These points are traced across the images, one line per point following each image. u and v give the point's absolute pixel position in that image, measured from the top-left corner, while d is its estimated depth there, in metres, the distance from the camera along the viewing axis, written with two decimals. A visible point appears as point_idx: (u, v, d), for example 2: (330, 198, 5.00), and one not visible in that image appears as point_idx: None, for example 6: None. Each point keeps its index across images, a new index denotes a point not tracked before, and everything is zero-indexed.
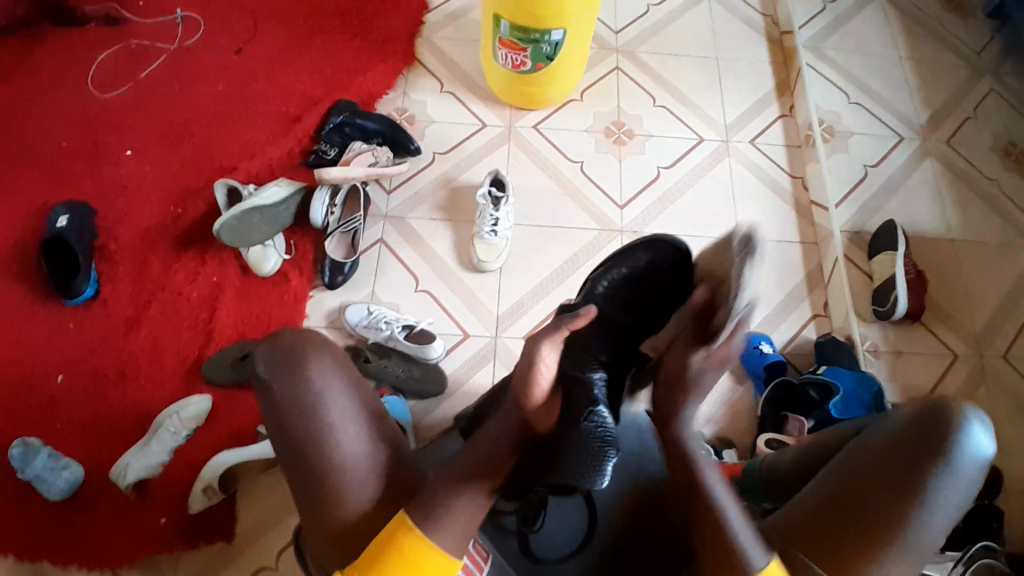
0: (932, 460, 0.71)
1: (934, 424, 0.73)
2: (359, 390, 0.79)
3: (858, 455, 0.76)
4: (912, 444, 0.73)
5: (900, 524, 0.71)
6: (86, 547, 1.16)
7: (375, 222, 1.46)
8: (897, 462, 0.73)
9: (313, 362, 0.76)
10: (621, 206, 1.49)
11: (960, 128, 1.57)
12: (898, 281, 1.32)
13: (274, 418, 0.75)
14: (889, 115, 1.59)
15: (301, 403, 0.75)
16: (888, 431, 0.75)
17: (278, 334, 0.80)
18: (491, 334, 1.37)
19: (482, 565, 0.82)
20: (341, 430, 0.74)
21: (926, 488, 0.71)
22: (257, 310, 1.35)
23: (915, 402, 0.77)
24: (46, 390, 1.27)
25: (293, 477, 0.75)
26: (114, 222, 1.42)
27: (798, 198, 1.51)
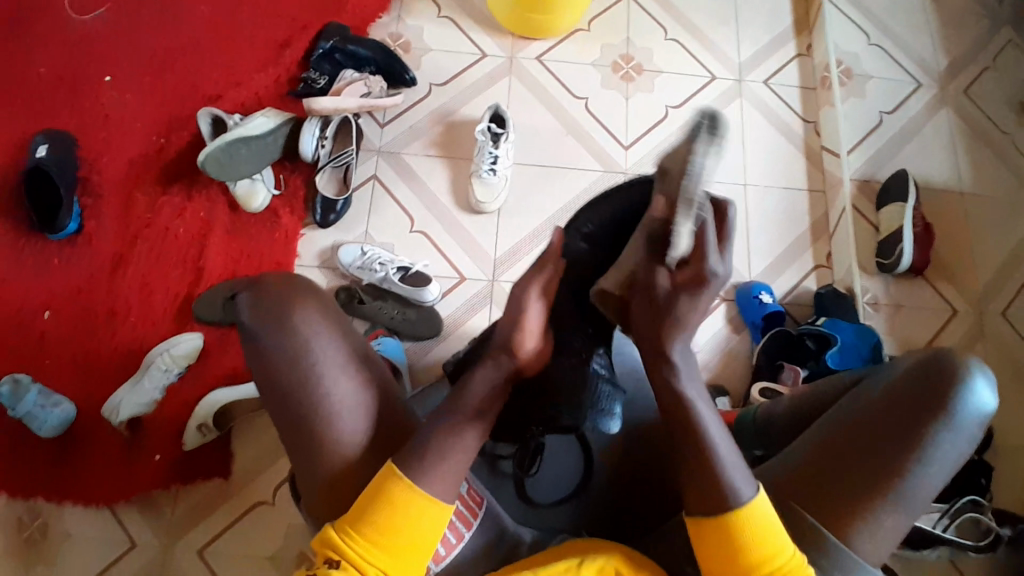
0: (932, 411, 0.72)
1: (936, 375, 0.73)
2: (350, 341, 0.76)
3: (860, 402, 0.76)
4: (913, 395, 0.73)
5: (899, 471, 0.71)
6: (83, 484, 1.17)
7: (367, 157, 1.40)
8: (897, 409, 0.73)
9: (303, 317, 0.74)
10: (626, 147, 1.44)
11: (981, 75, 1.50)
12: (905, 235, 1.29)
13: (268, 373, 0.73)
14: (909, 58, 1.52)
15: (295, 360, 0.72)
16: (891, 379, 0.76)
17: (269, 285, 0.77)
18: (488, 278, 1.34)
19: (477, 509, 0.83)
20: (335, 388, 0.72)
21: (926, 436, 0.71)
22: (247, 248, 1.31)
23: (917, 355, 0.77)
24: (33, 327, 1.24)
25: (289, 432, 0.74)
26: (94, 153, 1.35)
27: (809, 142, 1.46)
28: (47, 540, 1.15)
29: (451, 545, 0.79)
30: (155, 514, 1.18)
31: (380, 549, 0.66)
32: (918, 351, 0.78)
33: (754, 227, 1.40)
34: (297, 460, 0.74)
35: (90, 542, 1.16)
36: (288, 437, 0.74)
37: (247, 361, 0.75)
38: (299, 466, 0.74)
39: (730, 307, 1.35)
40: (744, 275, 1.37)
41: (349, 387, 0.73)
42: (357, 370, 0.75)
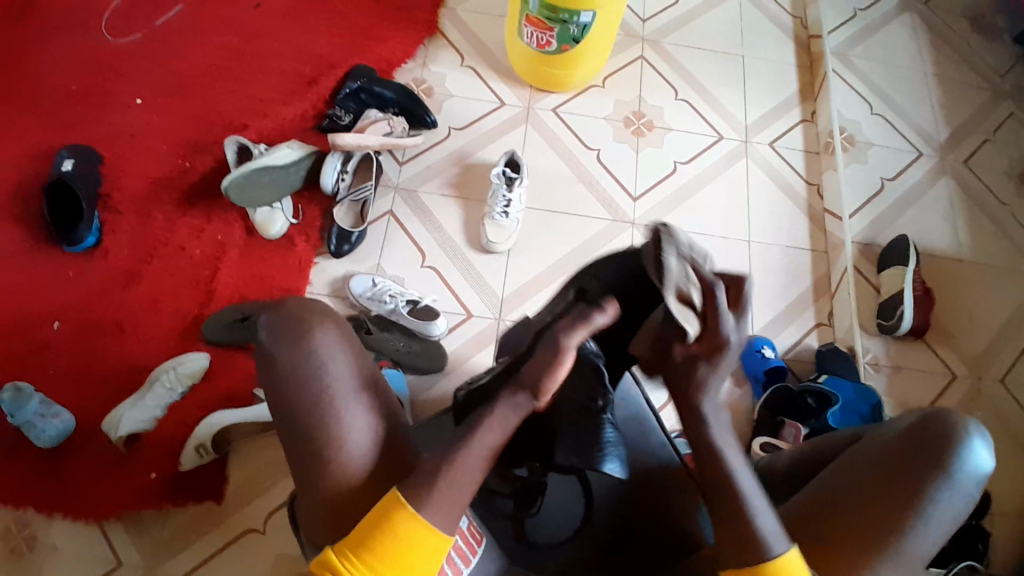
0: (931, 473, 0.72)
1: (936, 437, 0.73)
2: (361, 364, 0.77)
3: (857, 456, 0.76)
4: (913, 456, 0.73)
5: (896, 532, 0.71)
6: (72, 499, 1.15)
7: (384, 192, 1.44)
8: (896, 469, 0.73)
9: (316, 334, 0.75)
10: (635, 197, 1.48)
11: (979, 148, 1.56)
12: (905, 297, 1.32)
13: (277, 388, 0.75)
14: (910, 129, 1.58)
15: (306, 376, 0.73)
16: (889, 436, 0.76)
17: (284, 303, 0.79)
18: (494, 316, 1.36)
19: (474, 547, 0.83)
20: (343, 408, 0.73)
21: (925, 497, 0.71)
22: (259, 273, 1.34)
23: (917, 413, 0.77)
24: (40, 337, 1.25)
25: (294, 448, 0.74)
26: (119, 172, 1.39)
27: (811, 204, 1.51)
28: (29, 554, 1.13)
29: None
30: (142, 533, 1.16)
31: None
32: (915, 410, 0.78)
33: (757, 282, 1.43)
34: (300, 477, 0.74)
35: (74, 560, 1.13)
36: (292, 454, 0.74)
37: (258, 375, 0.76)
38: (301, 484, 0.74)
39: None
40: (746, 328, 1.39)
41: (357, 407, 0.74)
42: (366, 390, 0.76)
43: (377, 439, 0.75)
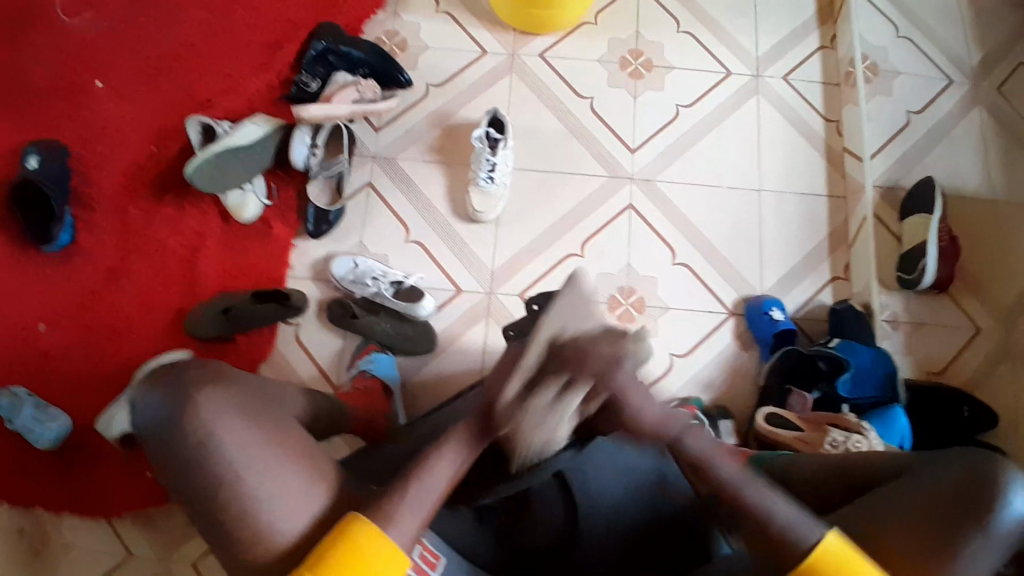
0: (969, 528, 0.66)
1: (978, 489, 0.68)
2: (255, 419, 0.73)
3: (891, 501, 0.71)
4: (951, 509, 0.68)
5: None
6: (81, 499, 1.18)
7: (362, 163, 1.37)
8: (931, 522, 0.68)
9: (204, 403, 0.71)
10: (633, 150, 1.37)
11: (1015, 73, 1.40)
12: (930, 249, 1.21)
13: (180, 467, 0.71)
14: (939, 54, 1.41)
15: (212, 457, 0.70)
16: (930, 484, 0.70)
17: (177, 372, 0.75)
18: (485, 290, 1.29)
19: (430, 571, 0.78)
20: (262, 477, 0.69)
21: (958, 553, 0.66)
22: (239, 261, 1.29)
23: (959, 458, 0.71)
24: (31, 342, 1.24)
25: (213, 518, 0.70)
26: (88, 164, 1.33)
27: (831, 145, 1.38)
28: (46, 552, 1.16)
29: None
30: (152, 526, 1.18)
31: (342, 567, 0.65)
32: (958, 449, 0.73)
33: (769, 236, 1.33)
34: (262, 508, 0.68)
35: (91, 555, 1.17)
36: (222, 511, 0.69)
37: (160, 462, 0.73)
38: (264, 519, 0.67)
39: (739, 322, 1.28)
40: (755, 288, 1.30)
41: (274, 472, 0.70)
42: (285, 454, 0.72)
43: (316, 485, 0.72)
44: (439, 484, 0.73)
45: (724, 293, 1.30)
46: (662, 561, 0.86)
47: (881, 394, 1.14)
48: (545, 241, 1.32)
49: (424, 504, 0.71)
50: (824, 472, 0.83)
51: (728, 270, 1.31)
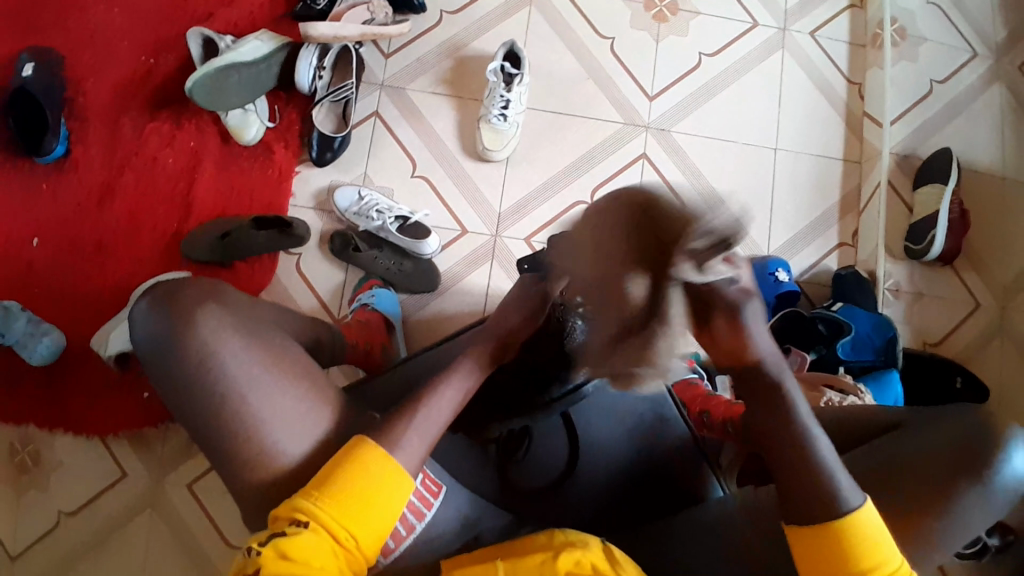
0: (965, 478, 0.68)
1: (976, 443, 0.69)
2: (260, 340, 0.68)
3: (890, 451, 0.73)
4: (948, 459, 0.69)
5: (920, 535, 0.68)
6: (71, 416, 1.16)
7: (369, 90, 1.31)
8: (926, 471, 0.70)
9: (198, 319, 0.66)
10: (651, 97, 1.33)
11: None
12: (939, 220, 1.20)
13: (178, 390, 0.66)
14: (969, 23, 1.37)
15: (209, 378, 0.65)
16: (932, 439, 0.72)
17: (173, 288, 0.69)
18: (490, 232, 1.26)
19: (431, 500, 0.77)
20: (264, 401, 0.65)
21: (950, 502, 0.68)
22: (238, 185, 1.25)
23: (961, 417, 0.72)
24: (22, 256, 1.20)
25: (212, 446, 0.66)
26: (83, 74, 1.27)
27: (851, 107, 1.35)
28: (36, 470, 1.15)
29: (402, 536, 0.74)
30: (145, 447, 1.17)
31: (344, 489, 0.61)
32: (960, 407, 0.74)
33: (780, 197, 1.31)
34: (266, 439, 0.65)
35: (79, 474, 1.15)
36: (220, 442, 0.65)
37: (155, 381, 0.68)
38: (271, 446, 0.65)
39: None
40: (761, 248, 1.29)
41: (276, 396, 0.66)
42: (289, 378, 0.67)
43: (317, 405, 0.68)
44: (447, 409, 0.71)
45: None
46: (661, 500, 0.88)
47: (877, 359, 1.15)
48: (555, 186, 1.29)
49: (433, 426, 0.69)
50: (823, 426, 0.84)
51: None
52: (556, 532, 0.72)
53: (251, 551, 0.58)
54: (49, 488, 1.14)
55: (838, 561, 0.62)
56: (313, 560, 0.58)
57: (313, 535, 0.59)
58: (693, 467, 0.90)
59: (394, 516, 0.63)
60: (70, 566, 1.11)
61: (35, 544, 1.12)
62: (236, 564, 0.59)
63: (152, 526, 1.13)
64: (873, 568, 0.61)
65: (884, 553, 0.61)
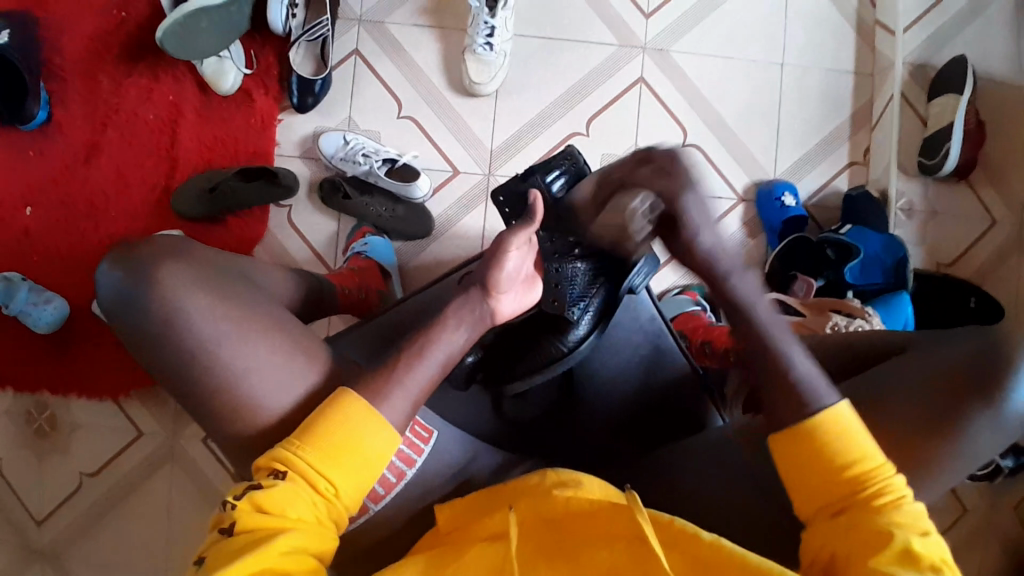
0: (975, 401, 0.66)
1: (988, 363, 0.66)
2: (240, 303, 0.66)
3: (893, 380, 0.70)
4: (956, 383, 0.67)
5: (927, 465, 0.67)
6: (83, 380, 1.18)
7: (347, 27, 1.24)
8: (930, 394, 0.68)
9: (165, 278, 0.65)
10: (646, 16, 1.25)
11: None
12: (955, 132, 1.14)
13: (160, 362, 0.65)
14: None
15: (189, 344, 0.63)
16: (935, 365, 0.69)
17: (136, 247, 0.67)
18: (483, 172, 1.22)
19: (422, 446, 0.79)
20: (251, 366, 0.64)
21: (958, 429, 0.66)
22: (222, 136, 1.21)
23: (966, 339, 0.70)
24: (15, 224, 1.19)
25: (201, 413, 0.66)
26: (52, 29, 1.23)
27: (863, 13, 1.25)
28: (57, 433, 1.18)
29: (391, 483, 0.76)
30: (157, 405, 1.19)
31: (321, 440, 0.61)
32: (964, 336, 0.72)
33: (788, 115, 1.24)
34: (253, 407, 0.64)
35: (99, 434, 1.18)
36: (208, 408, 0.65)
37: (137, 352, 0.67)
38: (257, 415, 0.64)
39: (749, 208, 1.23)
40: (767, 173, 1.23)
41: (260, 365, 0.65)
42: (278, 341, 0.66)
43: (300, 363, 0.67)
44: (435, 364, 0.69)
45: (735, 177, 1.23)
46: (665, 431, 0.88)
47: (888, 281, 1.12)
48: (546, 119, 1.23)
49: (419, 383, 0.67)
50: (827, 359, 0.82)
51: (741, 151, 1.23)
52: (549, 470, 0.72)
53: (227, 505, 0.59)
54: (72, 449, 1.18)
55: (815, 462, 0.60)
56: (286, 508, 0.58)
57: (292, 481, 0.60)
58: (694, 405, 0.89)
59: (378, 463, 0.63)
60: (97, 521, 1.16)
61: (62, 503, 1.16)
62: (212, 516, 0.60)
63: (171, 479, 1.17)
64: (853, 462, 0.59)
65: (863, 447, 0.60)
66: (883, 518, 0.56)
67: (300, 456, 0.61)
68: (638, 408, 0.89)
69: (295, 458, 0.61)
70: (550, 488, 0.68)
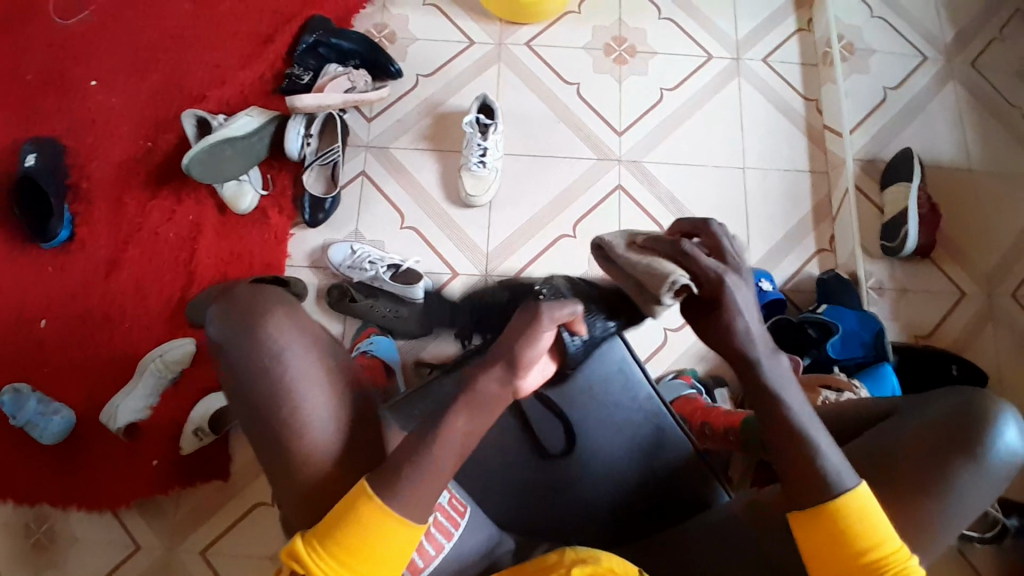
0: (960, 458, 0.69)
1: (967, 419, 0.71)
2: (314, 346, 0.70)
3: (883, 444, 0.74)
4: (942, 442, 0.71)
5: (923, 522, 0.69)
6: (81, 489, 1.17)
7: (356, 153, 1.40)
8: (920, 455, 0.71)
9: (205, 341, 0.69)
10: (619, 133, 1.42)
11: (984, 51, 1.46)
12: (910, 216, 1.25)
13: None
14: (909, 36, 1.48)
15: None
16: (922, 420, 0.74)
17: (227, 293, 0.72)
18: (481, 272, 1.31)
19: (458, 519, 0.78)
20: (267, 419, 0.67)
21: (948, 485, 0.69)
22: (238, 250, 1.31)
23: (945, 398, 0.75)
24: (32, 336, 1.24)
25: None
26: (86, 160, 1.36)
27: (811, 121, 1.43)
28: (49, 546, 1.15)
29: (430, 556, 0.74)
30: (156, 514, 1.17)
31: (338, 546, 0.60)
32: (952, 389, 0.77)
33: (754, 212, 1.36)
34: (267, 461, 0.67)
35: (93, 546, 1.15)
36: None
37: None
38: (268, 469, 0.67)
39: None
40: (743, 262, 1.33)
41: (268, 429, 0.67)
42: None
43: None
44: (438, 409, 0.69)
45: None
46: (666, 517, 0.89)
47: (869, 354, 1.17)
48: (536, 224, 1.34)
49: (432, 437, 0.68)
50: (823, 423, 0.86)
51: None
52: (567, 549, 0.71)
53: None
54: (65, 565, 1.14)
55: (834, 545, 0.63)
56: None
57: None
58: (698, 484, 0.90)
59: (397, 563, 0.62)
60: None
61: None
62: None
63: None
64: (871, 549, 0.62)
65: (877, 534, 0.62)
66: None
67: (314, 558, 0.61)
68: (647, 500, 0.90)
69: (310, 559, 0.61)
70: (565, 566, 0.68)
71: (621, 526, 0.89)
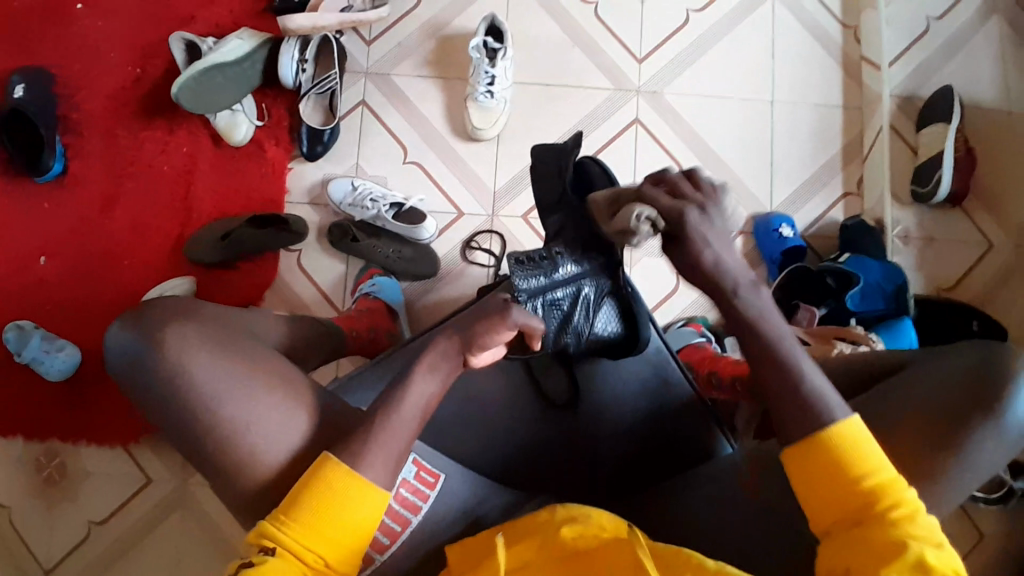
0: (972, 419, 0.66)
1: (983, 379, 0.67)
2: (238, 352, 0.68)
3: (893, 402, 0.70)
4: (955, 402, 0.67)
5: (931, 480, 0.66)
6: (94, 427, 1.19)
7: (354, 79, 1.31)
8: (931, 415, 0.68)
9: (173, 339, 0.67)
10: (639, 60, 1.31)
11: None
12: (946, 160, 1.17)
13: (173, 398, 0.67)
14: None
15: (203, 379, 0.66)
16: (935, 378, 0.70)
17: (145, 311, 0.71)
18: (487, 212, 1.26)
19: (427, 494, 0.80)
20: (249, 400, 0.66)
21: (960, 445, 0.66)
22: (234, 186, 1.26)
23: (961, 354, 0.71)
24: (33, 274, 1.22)
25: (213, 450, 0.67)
26: (72, 87, 1.29)
27: (848, 52, 1.31)
28: (64, 480, 1.18)
29: (396, 533, 0.76)
30: (165, 451, 1.20)
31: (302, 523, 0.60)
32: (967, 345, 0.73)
33: (780, 151, 1.28)
34: (262, 441, 0.66)
35: (107, 480, 1.18)
36: (220, 442, 0.66)
37: (149, 389, 0.68)
38: (265, 448, 0.66)
39: (747, 240, 1.25)
40: (764, 205, 1.26)
41: (259, 410, 0.66)
42: (267, 378, 0.68)
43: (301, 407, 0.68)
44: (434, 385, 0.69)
45: (733, 211, 1.26)
46: (666, 466, 0.87)
47: (889, 308, 1.12)
48: None
49: (424, 410, 0.68)
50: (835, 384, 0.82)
51: (737, 186, 1.27)
52: (558, 506, 0.71)
53: None
54: (80, 497, 1.18)
55: (828, 481, 0.60)
56: None
57: (278, 558, 0.59)
58: (702, 438, 0.88)
59: (366, 531, 0.62)
60: (106, 569, 1.15)
61: (71, 551, 1.16)
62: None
63: (180, 524, 1.17)
64: (865, 478, 0.59)
65: (873, 461, 0.60)
66: (896, 529, 0.57)
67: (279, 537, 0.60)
68: (650, 447, 0.88)
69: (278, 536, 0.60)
70: (555, 525, 0.67)
71: (621, 471, 0.88)
